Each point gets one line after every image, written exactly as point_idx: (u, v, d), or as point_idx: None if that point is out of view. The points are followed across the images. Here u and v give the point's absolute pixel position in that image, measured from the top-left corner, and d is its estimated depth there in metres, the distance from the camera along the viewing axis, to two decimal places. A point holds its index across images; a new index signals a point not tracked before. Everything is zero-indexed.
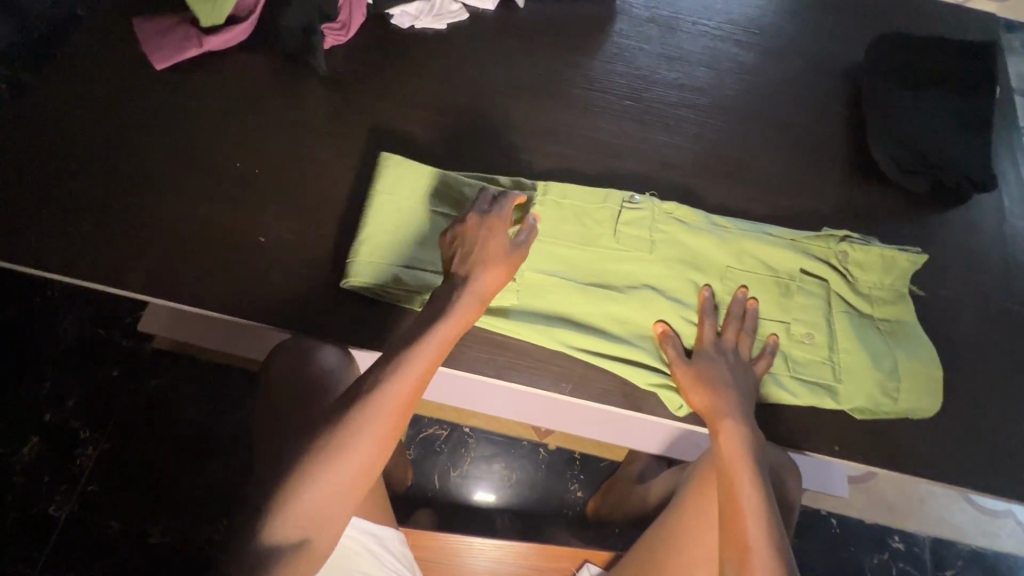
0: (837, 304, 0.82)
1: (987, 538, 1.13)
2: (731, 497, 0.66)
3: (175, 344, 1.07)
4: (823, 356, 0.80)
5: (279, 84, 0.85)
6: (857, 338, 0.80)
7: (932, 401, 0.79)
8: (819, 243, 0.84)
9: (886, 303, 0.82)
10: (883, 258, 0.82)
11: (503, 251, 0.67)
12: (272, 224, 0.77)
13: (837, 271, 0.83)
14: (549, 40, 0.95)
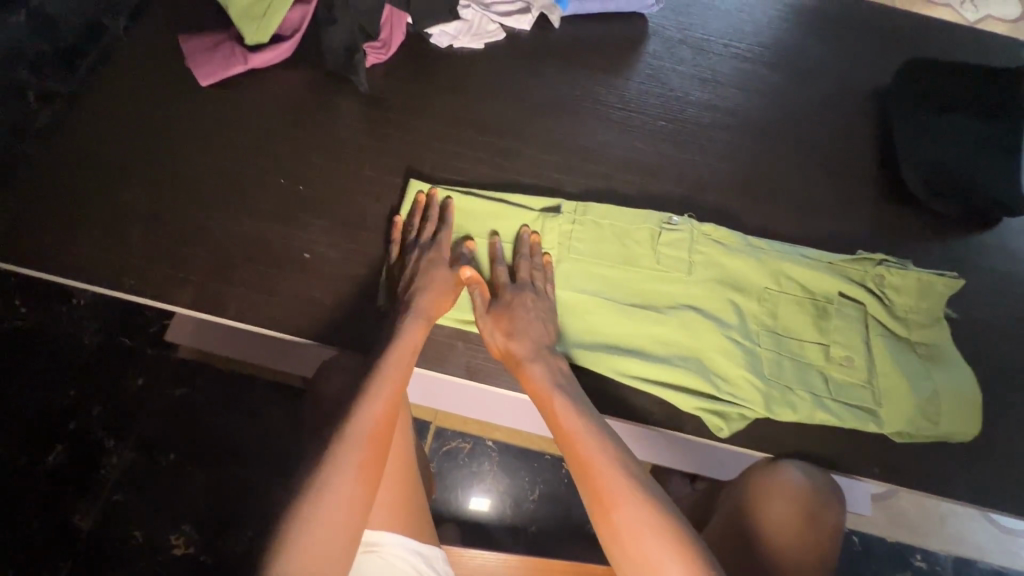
0: (874, 327, 0.76)
1: (1007, 557, 1.18)
2: (623, 528, 0.56)
3: (199, 353, 1.14)
4: (862, 381, 0.73)
5: (322, 101, 0.87)
6: (896, 364, 0.73)
7: (975, 425, 0.71)
8: (852, 264, 0.79)
9: (923, 327, 0.76)
10: (921, 282, 0.77)
11: (445, 275, 0.72)
12: (313, 239, 0.79)
13: (873, 293, 0.77)
14: (585, 60, 0.95)
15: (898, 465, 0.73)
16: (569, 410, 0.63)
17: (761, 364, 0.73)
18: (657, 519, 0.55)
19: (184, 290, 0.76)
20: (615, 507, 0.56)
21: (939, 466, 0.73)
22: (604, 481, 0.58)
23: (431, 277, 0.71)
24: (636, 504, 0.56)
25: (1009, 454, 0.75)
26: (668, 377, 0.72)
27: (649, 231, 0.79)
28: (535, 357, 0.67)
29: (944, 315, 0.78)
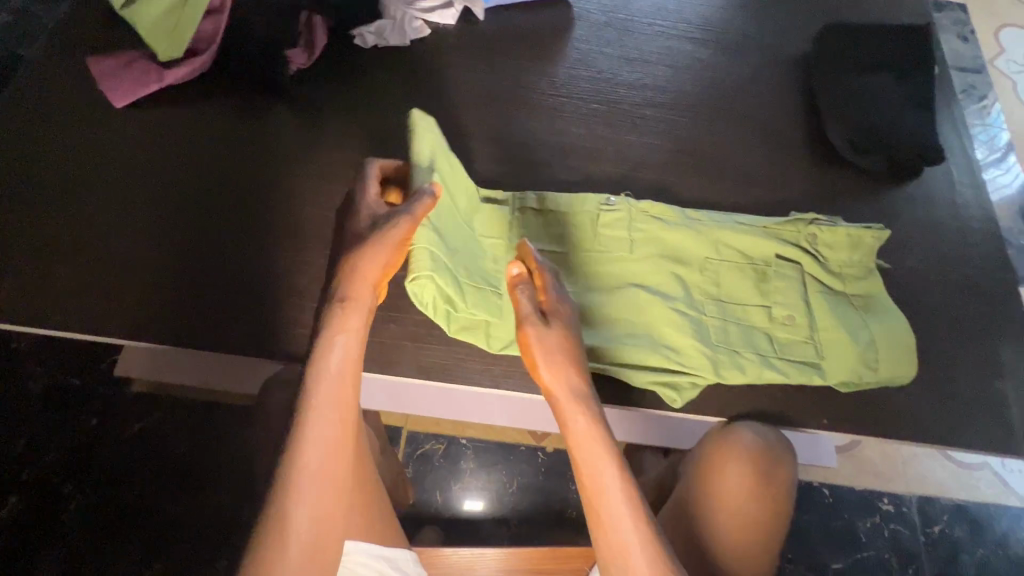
0: (812, 284, 0.78)
1: (967, 490, 1.24)
2: (608, 527, 0.63)
3: (153, 386, 1.09)
4: (805, 336, 0.76)
5: (247, 113, 0.85)
6: (834, 316, 0.76)
7: (910, 367, 0.75)
8: (786, 227, 0.81)
9: (857, 280, 0.79)
10: (849, 237, 0.80)
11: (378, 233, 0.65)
12: (250, 255, 0.77)
13: (808, 252, 0.80)
14: (513, 51, 0.95)
15: (849, 414, 0.75)
16: (578, 416, 0.66)
17: (708, 332, 0.75)
18: (641, 526, 0.62)
19: (118, 322, 0.73)
20: (604, 507, 0.63)
21: (886, 410, 0.76)
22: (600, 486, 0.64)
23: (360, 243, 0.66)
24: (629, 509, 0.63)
25: (948, 391, 0.78)
26: (621, 357, 0.73)
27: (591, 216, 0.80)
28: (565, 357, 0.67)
29: (876, 266, 0.81)
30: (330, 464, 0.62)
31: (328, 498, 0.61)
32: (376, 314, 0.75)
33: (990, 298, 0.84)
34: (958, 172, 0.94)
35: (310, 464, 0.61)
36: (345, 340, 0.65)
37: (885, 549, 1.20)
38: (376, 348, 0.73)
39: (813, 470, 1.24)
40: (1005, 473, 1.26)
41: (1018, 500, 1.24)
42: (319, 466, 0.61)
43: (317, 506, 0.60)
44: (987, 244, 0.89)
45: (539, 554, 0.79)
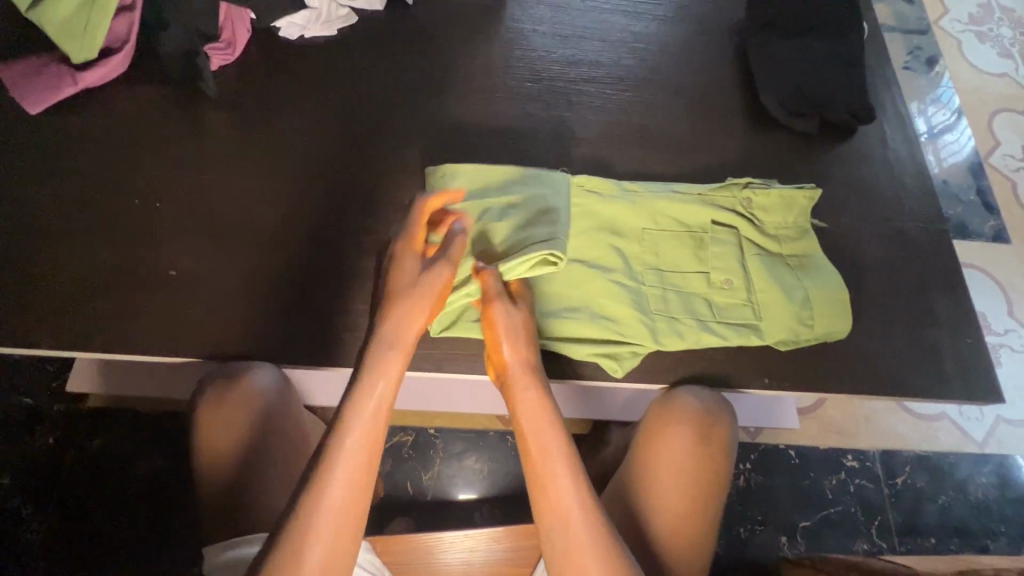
0: (748, 247, 0.79)
1: (926, 441, 1.28)
2: (552, 519, 0.59)
3: (111, 399, 1.05)
4: (743, 299, 0.77)
5: (172, 111, 0.83)
6: (771, 277, 0.77)
7: (844, 322, 0.77)
8: (721, 192, 0.82)
9: (793, 240, 0.80)
10: (783, 198, 0.80)
11: (416, 292, 0.65)
12: (183, 255, 0.75)
13: (743, 216, 0.80)
14: (445, 33, 0.94)
15: (783, 371, 0.77)
16: (540, 404, 0.65)
17: (647, 301, 0.76)
18: (587, 514, 0.58)
19: (45, 332, 0.71)
20: (548, 495, 0.60)
21: (821, 365, 0.78)
22: (546, 473, 0.60)
23: (397, 292, 0.65)
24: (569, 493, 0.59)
25: (882, 342, 0.81)
26: (562, 332, 0.73)
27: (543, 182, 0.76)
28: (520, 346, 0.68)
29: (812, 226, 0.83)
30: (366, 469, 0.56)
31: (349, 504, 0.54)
32: (313, 306, 0.74)
33: (920, 250, 0.87)
34: (890, 129, 0.96)
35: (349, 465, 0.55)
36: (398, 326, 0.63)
37: (852, 504, 1.23)
38: (314, 340, 0.73)
39: (780, 433, 1.26)
40: (962, 421, 1.30)
41: (975, 447, 1.28)
42: (360, 471, 0.55)
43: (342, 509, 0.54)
44: (919, 198, 0.91)
45: (498, 531, 0.80)
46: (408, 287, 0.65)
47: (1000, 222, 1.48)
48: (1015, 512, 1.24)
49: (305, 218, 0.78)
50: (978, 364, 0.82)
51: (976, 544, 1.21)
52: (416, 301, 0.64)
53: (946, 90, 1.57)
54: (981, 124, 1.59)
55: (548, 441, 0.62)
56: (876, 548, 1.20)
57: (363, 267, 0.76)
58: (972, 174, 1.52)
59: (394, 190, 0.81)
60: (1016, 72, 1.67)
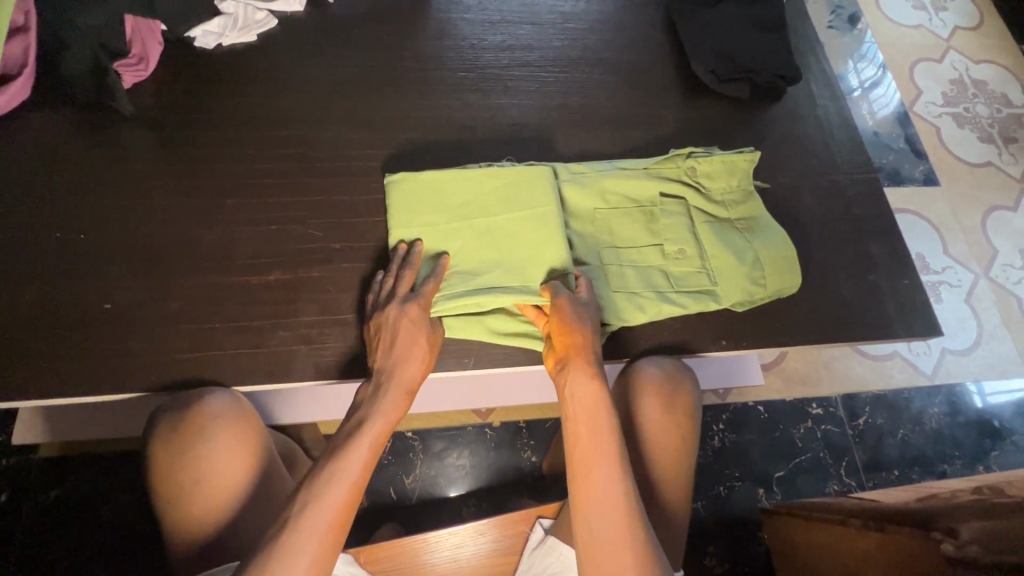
0: (699, 216, 0.81)
1: (882, 381, 1.35)
2: (591, 507, 0.60)
3: (62, 446, 0.99)
4: (698, 267, 0.79)
5: (88, 136, 0.78)
6: (723, 243, 0.79)
7: (793, 278, 0.79)
8: (667, 163, 0.83)
9: (738, 205, 0.82)
10: (725, 164, 0.82)
11: (423, 345, 0.67)
12: (117, 286, 0.71)
13: (690, 185, 0.82)
14: (371, 29, 0.91)
15: (738, 331, 0.80)
16: (591, 398, 0.65)
17: (606, 278, 0.76)
18: (627, 510, 0.60)
19: None
20: (590, 486, 0.61)
21: (772, 320, 0.81)
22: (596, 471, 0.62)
23: (400, 336, 0.66)
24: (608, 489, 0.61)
25: (827, 291, 0.84)
26: (523, 327, 0.74)
27: (530, 177, 0.76)
28: (584, 336, 0.67)
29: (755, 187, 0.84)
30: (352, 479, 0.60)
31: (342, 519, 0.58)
32: (263, 322, 0.72)
33: (855, 200, 0.91)
34: (815, 87, 0.99)
35: (342, 480, 0.59)
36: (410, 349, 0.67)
37: (820, 449, 1.29)
38: (268, 357, 0.70)
39: (748, 391, 1.30)
40: (912, 357, 1.37)
41: (925, 380, 1.36)
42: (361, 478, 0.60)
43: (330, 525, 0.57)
44: (849, 150, 0.95)
45: (482, 524, 0.79)
46: (417, 333, 0.67)
47: (929, 166, 1.56)
48: (966, 436, 1.32)
49: (245, 233, 0.75)
50: (917, 301, 0.86)
51: (935, 470, 1.29)
52: (426, 339, 0.68)
53: (869, 46, 1.64)
54: (904, 75, 1.67)
55: (596, 435, 0.63)
56: (846, 487, 1.26)
57: (311, 277, 0.74)
58: (900, 123, 1.59)
59: (336, 194, 0.79)
60: (930, 22, 1.75)
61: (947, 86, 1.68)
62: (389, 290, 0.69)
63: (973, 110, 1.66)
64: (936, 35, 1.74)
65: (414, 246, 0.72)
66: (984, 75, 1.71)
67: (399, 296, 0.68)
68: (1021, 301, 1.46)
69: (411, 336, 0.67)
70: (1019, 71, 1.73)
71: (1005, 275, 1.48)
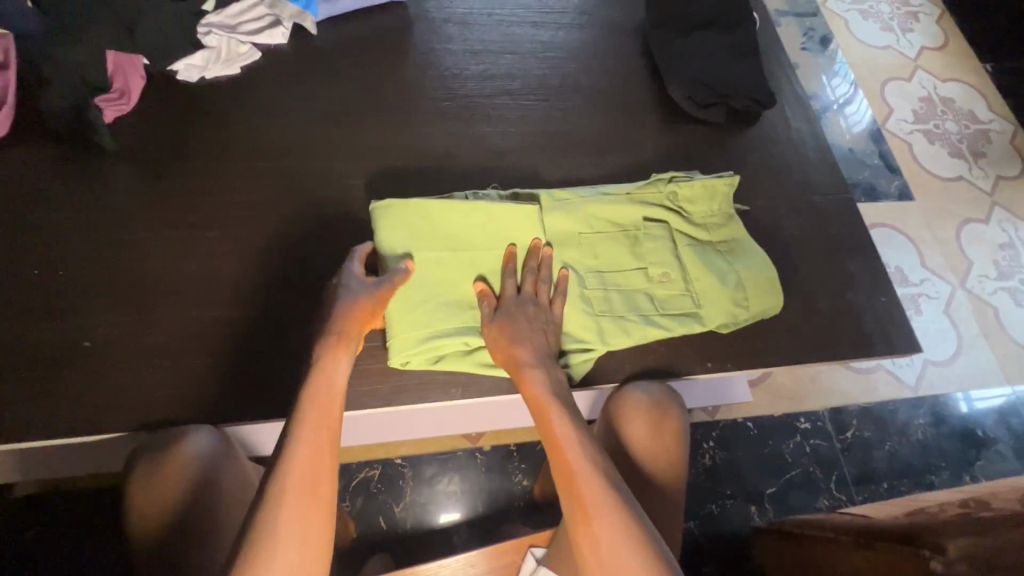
0: (683, 239, 0.82)
1: (867, 393, 1.37)
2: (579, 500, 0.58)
3: (38, 485, 0.96)
4: (684, 290, 0.80)
5: (69, 170, 0.78)
6: (707, 265, 0.80)
7: (776, 297, 0.81)
8: (651, 189, 0.84)
9: (720, 227, 0.84)
10: (705, 188, 0.84)
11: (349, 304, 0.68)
12: (97, 322, 0.70)
13: (672, 209, 0.83)
14: (355, 60, 0.93)
15: (724, 352, 0.81)
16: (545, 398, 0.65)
17: (593, 303, 0.77)
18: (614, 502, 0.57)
19: None
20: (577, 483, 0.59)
21: (756, 339, 0.82)
22: (582, 489, 0.58)
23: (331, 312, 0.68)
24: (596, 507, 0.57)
25: (808, 310, 0.86)
26: None
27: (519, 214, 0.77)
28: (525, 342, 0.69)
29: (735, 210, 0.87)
30: (297, 485, 0.55)
31: (316, 533, 0.54)
32: (248, 355, 0.71)
33: (832, 220, 0.93)
34: (790, 110, 1.02)
35: (289, 492, 0.55)
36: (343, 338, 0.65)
37: (810, 464, 1.29)
38: (253, 391, 0.69)
39: (737, 407, 1.31)
40: (895, 369, 1.40)
41: (909, 391, 1.38)
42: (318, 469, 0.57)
43: (295, 542, 0.53)
44: (824, 171, 0.97)
45: (473, 555, 0.77)
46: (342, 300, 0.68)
47: (903, 182, 1.61)
48: (952, 446, 1.34)
49: (230, 266, 0.75)
50: (897, 317, 0.87)
51: (923, 481, 1.30)
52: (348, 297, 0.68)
53: (841, 66, 1.70)
54: (875, 94, 1.72)
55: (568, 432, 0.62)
56: (837, 501, 1.27)
57: (297, 309, 0.74)
58: (873, 140, 1.64)
59: (322, 223, 0.79)
60: (898, 43, 1.82)
61: (917, 104, 1.73)
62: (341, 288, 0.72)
63: (942, 127, 1.71)
64: (904, 55, 1.81)
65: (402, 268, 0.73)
66: (952, 93, 1.77)
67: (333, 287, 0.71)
68: (997, 311, 1.50)
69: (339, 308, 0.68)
70: (984, 88, 1.80)
71: (981, 286, 1.52)
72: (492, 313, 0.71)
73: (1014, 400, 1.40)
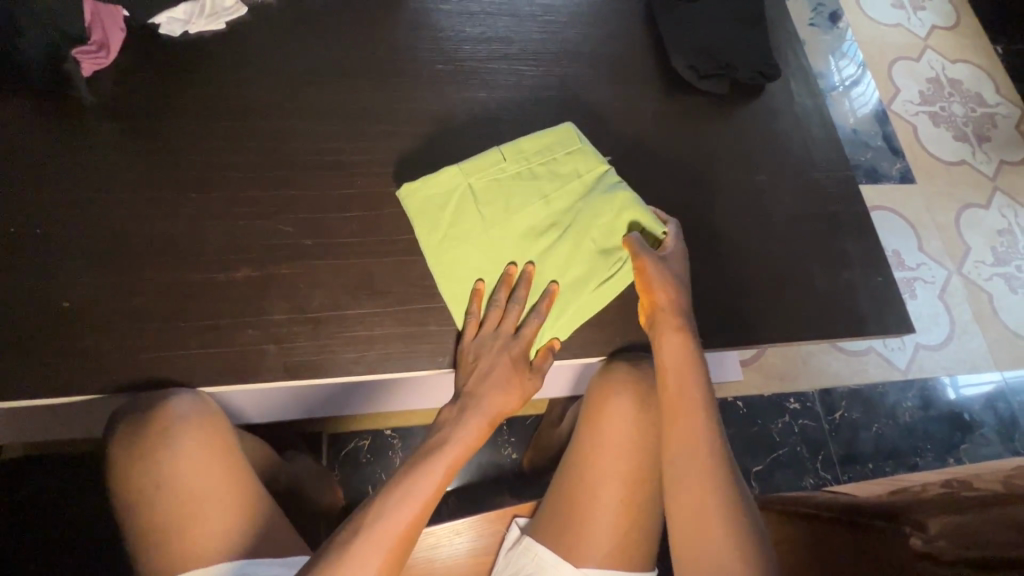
0: (548, 202, 0.75)
1: (857, 375, 1.37)
2: (682, 459, 0.66)
3: (28, 448, 0.99)
4: (563, 259, 0.73)
5: (49, 126, 0.75)
6: (573, 224, 0.74)
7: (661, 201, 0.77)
8: (509, 163, 0.75)
9: (583, 172, 0.76)
10: (543, 144, 0.77)
11: (517, 378, 0.70)
12: (77, 284, 0.68)
13: (534, 174, 0.76)
14: (347, 20, 0.89)
15: (714, 328, 0.80)
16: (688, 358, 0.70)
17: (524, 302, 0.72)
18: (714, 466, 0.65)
19: None
20: (683, 443, 0.66)
21: (748, 317, 0.82)
22: (693, 443, 0.66)
23: (489, 376, 0.69)
24: (700, 477, 0.64)
25: (803, 288, 0.85)
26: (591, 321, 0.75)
27: (446, 213, 0.74)
28: (670, 293, 0.71)
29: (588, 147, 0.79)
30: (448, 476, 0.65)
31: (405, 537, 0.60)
32: (230, 321, 0.69)
33: (830, 198, 0.92)
34: (793, 84, 0.99)
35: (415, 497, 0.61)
36: (493, 385, 0.69)
37: (798, 444, 1.30)
38: (236, 354, 0.68)
39: (727, 386, 1.32)
40: (887, 353, 1.39)
41: (899, 374, 1.39)
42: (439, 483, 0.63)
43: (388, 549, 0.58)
44: (825, 148, 0.95)
45: (461, 523, 0.76)
46: (502, 370, 0.69)
47: (906, 164, 1.59)
48: (938, 429, 1.35)
49: (212, 229, 0.73)
50: (891, 298, 0.87)
51: (908, 462, 1.32)
52: (521, 381, 0.70)
53: (850, 45, 1.66)
54: (883, 74, 1.68)
55: (690, 392, 0.68)
56: (822, 480, 1.28)
57: (283, 273, 0.72)
58: (878, 121, 1.61)
59: (309, 186, 0.77)
60: (908, 21, 1.77)
61: (924, 85, 1.70)
62: (494, 323, 0.70)
63: (948, 109, 1.68)
64: (914, 34, 1.76)
65: (512, 273, 0.72)
66: (961, 75, 1.74)
67: (502, 334, 0.70)
68: (991, 297, 1.49)
69: (503, 376, 0.69)
70: (993, 70, 1.76)
71: (977, 271, 1.51)
72: (518, 338, 0.70)
73: (1002, 385, 1.41)
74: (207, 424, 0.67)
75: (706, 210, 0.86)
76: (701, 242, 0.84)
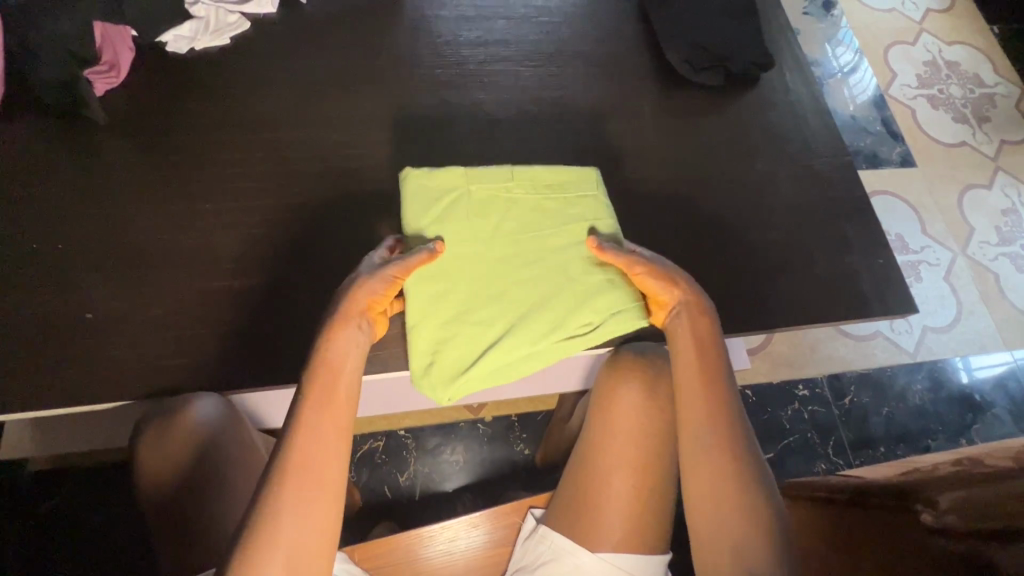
0: (544, 241, 0.74)
1: (865, 360, 1.38)
2: (691, 414, 0.65)
3: (53, 459, 1.01)
4: (532, 304, 0.71)
5: (66, 147, 0.77)
6: (557, 272, 0.72)
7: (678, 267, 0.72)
8: (514, 184, 0.75)
9: (586, 216, 0.75)
10: (555, 175, 0.77)
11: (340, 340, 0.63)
12: (98, 297, 0.71)
13: (538, 204, 0.75)
14: (347, 30, 0.91)
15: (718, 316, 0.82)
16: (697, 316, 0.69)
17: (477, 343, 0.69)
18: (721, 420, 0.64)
19: None
20: (693, 398, 0.65)
21: (751, 304, 0.83)
22: (704, 398, 0.65)
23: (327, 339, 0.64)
24: (708, 431, 0.64)
25: (804, 273, 0.86)
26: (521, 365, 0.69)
27: (447, 209, 0.73)
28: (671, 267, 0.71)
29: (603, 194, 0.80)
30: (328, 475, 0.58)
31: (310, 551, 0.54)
32: (248, 327, 0.71)
33: (828, 184, 0.93)
34: (787, 73, 1.00)
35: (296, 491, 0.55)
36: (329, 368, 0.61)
37: (809, 430, 1.31)
38: (253, 358, 0.70)
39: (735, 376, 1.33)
40: (895, 337, 1.40)
41: (908, 356, 1.39)
42: (309, 487, 0.56)
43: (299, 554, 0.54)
44: (821, 134, 0.96)
45: (476, 517, 0.79)
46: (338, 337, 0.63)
47: (906, 148, 1.59)
48: (949, 411, 1.35)
49: (225, 238, 0.75)
50: (893, 280, 0.88)
51: (920, 445, 1.32)
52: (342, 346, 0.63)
53: (844, 33, 1.67)
54: (879, 59, 1.69)
55: (702, 349, 0.67)
56: (834, 465, 1.28)
57: (296, 279, 0.74)
58: (875, 106, 1.62)
59: (317, 193, 0.79)
60: (903, 5, 1.78)
61: (920, 69, 1.70)
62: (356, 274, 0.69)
63: (946, 91, 1.68)
64: (908, 18, 1.76)
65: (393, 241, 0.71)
66: (957, 57, 1.74)
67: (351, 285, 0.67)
68: (997, 276, 1.49)
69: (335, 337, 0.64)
70: (989, 51, 1.76)
71: (982, 252, 1.51)
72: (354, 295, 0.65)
73: (1012, 365, 1.40)
74: (232, 430, 0.68)
75: (705, 200, 0.88)
76: (701, 233, 0.86)
